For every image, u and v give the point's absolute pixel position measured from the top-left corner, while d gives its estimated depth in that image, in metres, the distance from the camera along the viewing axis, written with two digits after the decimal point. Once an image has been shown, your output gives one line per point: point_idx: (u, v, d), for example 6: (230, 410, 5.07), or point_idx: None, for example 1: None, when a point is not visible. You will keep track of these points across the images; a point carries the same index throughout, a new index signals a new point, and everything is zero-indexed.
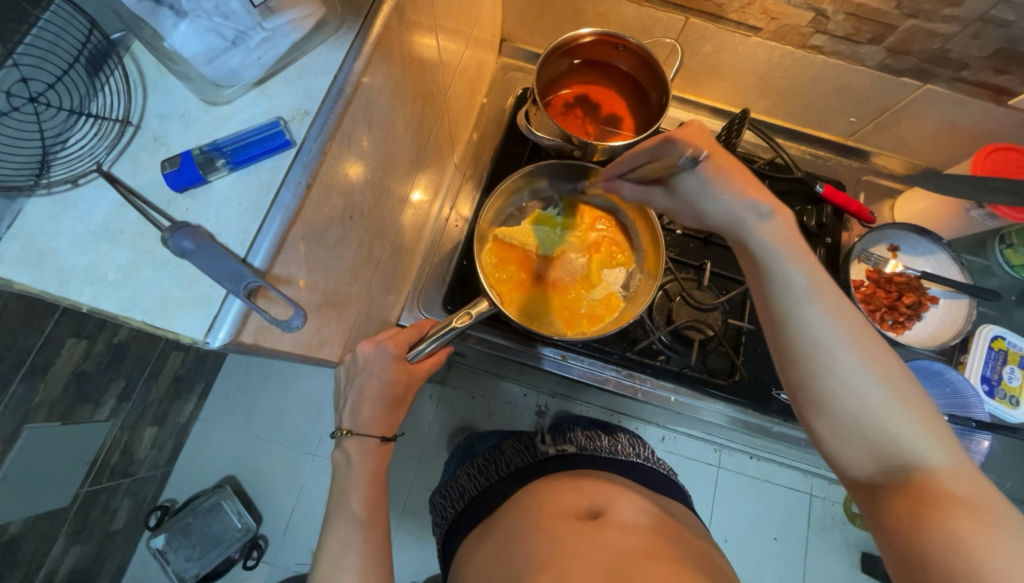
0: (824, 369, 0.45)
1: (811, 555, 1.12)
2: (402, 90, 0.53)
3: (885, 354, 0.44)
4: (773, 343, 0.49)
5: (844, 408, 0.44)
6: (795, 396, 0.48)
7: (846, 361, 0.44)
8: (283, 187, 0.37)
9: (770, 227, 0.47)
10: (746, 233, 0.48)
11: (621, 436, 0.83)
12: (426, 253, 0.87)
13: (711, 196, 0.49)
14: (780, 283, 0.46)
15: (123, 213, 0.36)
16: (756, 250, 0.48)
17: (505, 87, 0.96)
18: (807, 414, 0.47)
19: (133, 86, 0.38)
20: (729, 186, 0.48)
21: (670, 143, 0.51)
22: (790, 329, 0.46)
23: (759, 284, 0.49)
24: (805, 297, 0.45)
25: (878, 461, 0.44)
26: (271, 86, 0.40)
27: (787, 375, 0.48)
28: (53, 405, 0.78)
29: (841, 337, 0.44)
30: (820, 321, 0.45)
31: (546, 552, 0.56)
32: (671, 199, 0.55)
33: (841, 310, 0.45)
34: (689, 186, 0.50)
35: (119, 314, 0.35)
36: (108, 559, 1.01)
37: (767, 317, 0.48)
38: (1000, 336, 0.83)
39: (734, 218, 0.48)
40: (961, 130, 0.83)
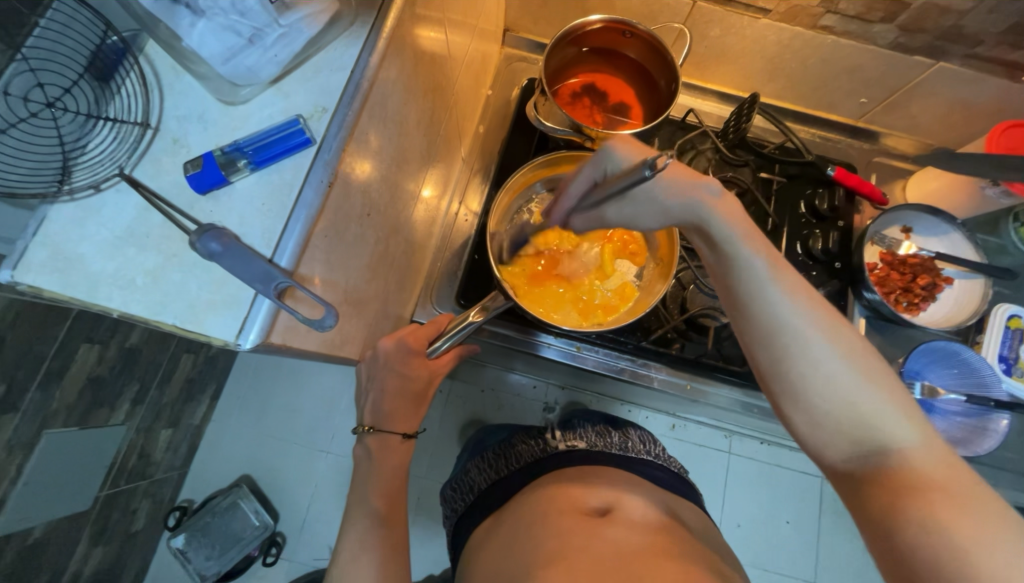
0: (790, 353, 0.44)
1: (823, 537, 1.13)
2: (413, 85, 0.52)
3: (849, 334, 0.44)
4: (740, 330, 0.48)
5: (812, 392, 0.44)
6: (766, 385, 0.47)
7: (811, 342, 0.44)
8: (305, 186, 0.37)
9: (727, 213, 0.47)
10: (704, 218, 0.47)
11: (632, 432, 0.81)
12: (437, 248, 0.86)
13: (665, 192, 0.46)
14: (741, 268, 0.46)
15: (148, 217, 0.36)
16: (716, 236, 0.47)
17: (509, 78, 0.95)
18: (778, 400, 0.47)
19: (150, 88, 0.37)
20: (678, 178, 0.47)
21: (607, 154, 0.46)
22: (756, 315, 0.46)
23: (720, 271, 0.48)
24: (767, 281, 0.45)
25: (849, 445, 0.44)
26: (288, 83, 0.39)
27: (756, 364, 0.47)
28: (70, 410, 0.79)
29: (807, 320, 0.44)
30: (783, 303, 0.45)
31: (554, 547, 0.56)
32: (625, 211, 0.48)
33: (801, 293, 0.45)
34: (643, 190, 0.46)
35: (150, 318, 0.35)
36: (130, 560, 1.03)
37: (731, 304, 0.48)
38: (1016, 314, 0.83)
39: (691, 207, 0.47)
40: (975, 108, 0.82)
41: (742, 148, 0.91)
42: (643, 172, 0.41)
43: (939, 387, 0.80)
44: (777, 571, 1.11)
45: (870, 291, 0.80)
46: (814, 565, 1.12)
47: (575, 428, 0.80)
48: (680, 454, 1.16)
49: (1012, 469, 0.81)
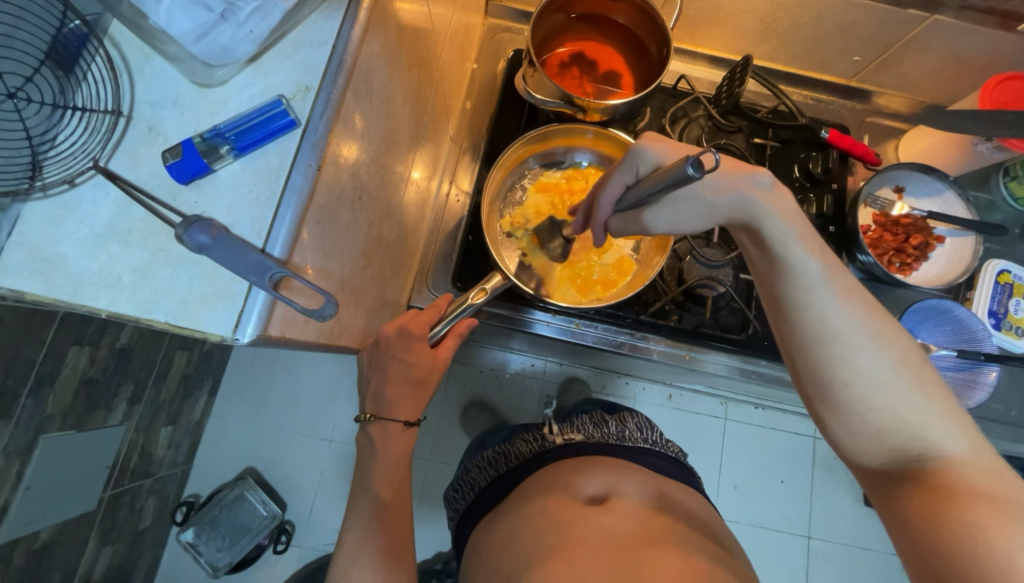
0: (836, 352, 0.45)
1: (817, 493, 1.16)
2: (398, 60, 0.50)
3: (902, 345, 0.44)
4: (783, 329, 0.49)
5: (858, 397, 0.44)
6: (807, 382, 0.48)
7: (858, 344, 0.44)
8: (293, 170, 0.35)
9: (790, 214, 0.47)
10: (761, 219, 0.48)
11: (629, 419, 0.79)
12: (430, 231, 0.85)
13: (714, 192, 0.48)
14: (791, 268, 0.46)
15: (128, 211, 0.34)
16: (768, 236, 0.47)
17: (494, 50, 0.92)
18: (817, 398, 0.47)
19: (118, 72, 0.35)
20: (727, 175, 0.48)
21: (638, 154, 0.47)
22: (802, 318, 0.46)
23: (768, 272, 0.49)
24: (818, 284, 0.45)
25: (889, 448, 0.44)
26: (266, 61, 0.37)
27: (797, 361, 0.48)
28: (65, 413, 0.78)
29: (856, 324, 0.44)
30: (833, 304, 0.45)
31: (553, 539, 0.57)
32: (665, 212, 0.50)
33: (853, 299, 0.45)
34: (688, 192, 0.48)
35: (141, 316, 0.33)
36: (140, 556, 1.03)
37: (777, 305, 0.49)
38: (1006, 270, 0.84)
39: (744, 204, 0.48)
40: (968, 62, 0.81)
41: (735, 114, 0.89)
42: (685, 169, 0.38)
43: (932, 344, 0.81)
44: (773, 529, 1.15)
45: (864, 254, 0.81)
46: (809, 520, 1.16)
47: (573, 422, 0.80)
48: (679, 422, 1.18)
49: (1000, 418, 0.84)
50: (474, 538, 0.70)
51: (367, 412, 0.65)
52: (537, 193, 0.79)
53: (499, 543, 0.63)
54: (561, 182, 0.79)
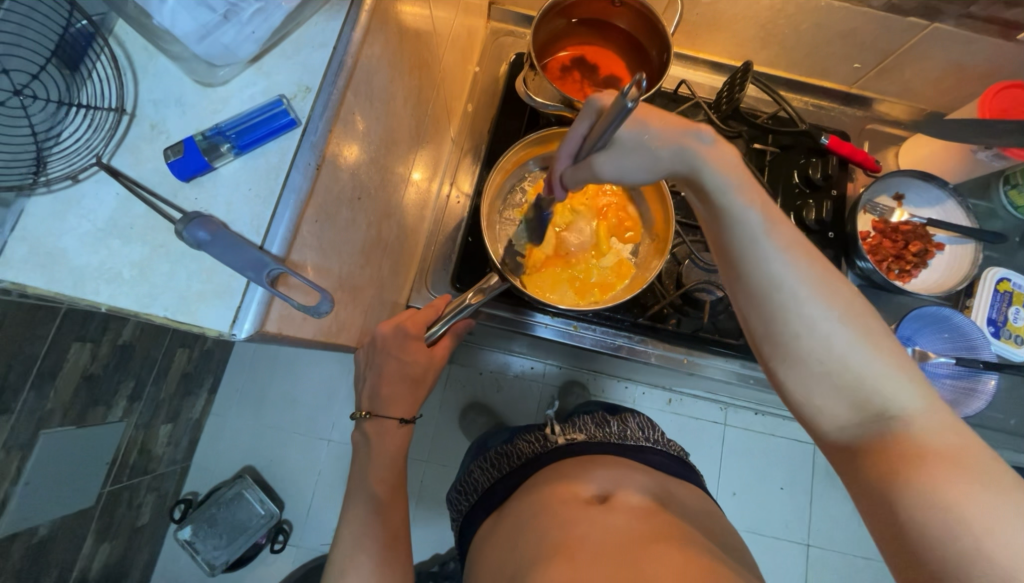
0: (787, 311, 0.41)
1: (816, 500, 1.16)
2: (399, 62, 0.50)
3: (851, 297, 0.41)
4: (735, 289, 0.45)
5: (810, 354, 0.41)
6: (761, 345, 0.44)
7: (810, 300, 0.40)
8: (293, 169, 0.36)
9: (722, 159, 0.42)
10: (694, 165, 0.42)
11: (630, 419, 0.80)
12: (430, 232, 0.85)
13: (658, 137, 0.42)
14: (734, 225, 0.42)
15: (129, 207, 0.34)
16: (708, 190, 0.43)
17: (496, 53, 0.92)
18: (772, 361, 0.44)
19: (122, 71, 0.36)
20: (668, 125, 0.42)
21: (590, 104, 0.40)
22: (749, 271, 0.42)
23: (713, 226, 0.45)
24: (762, 236, 0.41)
25: (845, 411, 0.41)
26: (268, 62, 0.37)
27: (751, 323, 0.44)
28: (66, 409, 0.78)
29: (802, 277, 0.41)
30: (780, 259, 0.41)
31: (558, 536, 0.57)
32: (617, 168, 0.43)
33: (800, 249, 0.41)
34: (630, 136, 0.42)
35: (140, 311, 0.34)
36: (137, 553, 1.04)
37: (724, 260, 0.45)
38: (1005, 278, 0.84)
39: (684, 156, 0.42)
40: (968, 70, 0.81)
41: (735, 119, 0.89)
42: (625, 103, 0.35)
43: (930, 352, 0.81)
44: (771, 535, 1.15)
45: (863, 260, 0.80)
46: (807, 527, 1.15)
47: (574, 422, 0.81)
48: (677, 427, 1.18)
49: (999, 427, 0.84)
50: (477, 541, 0.71)
51: (363, 410, 0.66)
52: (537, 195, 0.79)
53: (499, 546, 0.63)
54: None
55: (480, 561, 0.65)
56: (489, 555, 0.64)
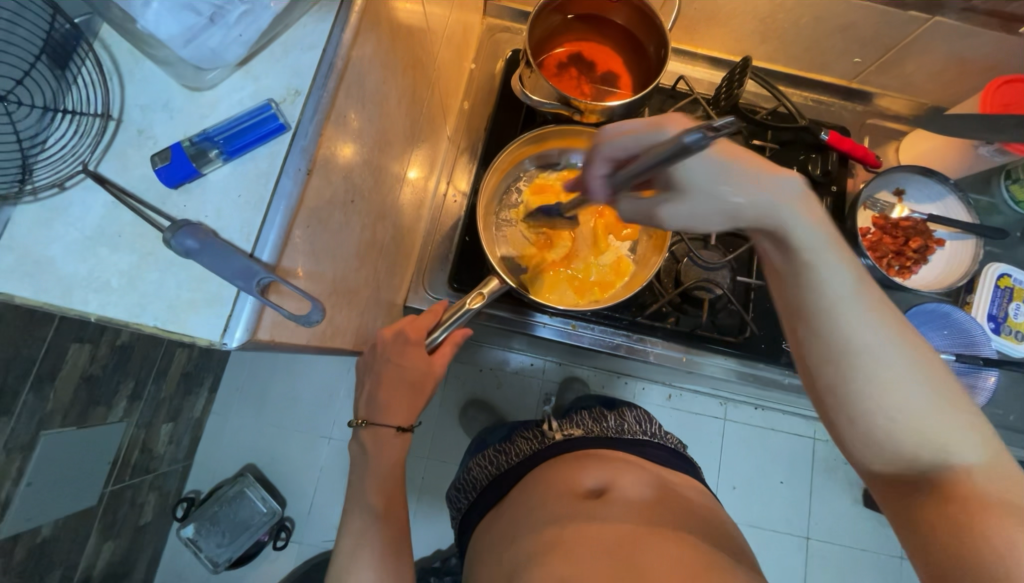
0: (862, 372, 0.41)
1: (815, 494, 1.16)
2: (391, 62, 0.50)
3: (925, 352, 0.41)
4: (803, 342, 0.44)
5: (879, 408, 0.41)
6: (824, 397, 0.44)
7: (887, 364, 0.40)
8: (283, 174, 0.35)
9: (809, 208, 0.41)
10: (774, 211, 0.40)
11: (627, 413, 0.78)
12: (427, 231, 0.85)
13: (743, 178, 0.40)
14: (817, 283, 0.41)
15: (117, 215, 0.34)
16: (794, 244, 0.41)
17: (492, 50, 0.91)
18: (833, 412, 0.44)
19: (107, 76, 0.35)
20: (750, 168, 0.41)
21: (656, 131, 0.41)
22: (819, 320, 0.41)
23: (784, 274, 0.43)
24: (845, 296, 0.40)
25: (905, 459, 0.42)
26: (256, 65, 0.37)
27: (815, 375, 0.44)
28: (67, 410, 0.78)
29: (885, 338, 0.40)
30: (862, 321, 0.40)
31: (551, 535, 0.57)
32: (681, 207, 0.43)
33: (883, 310, 0.40)
34: (698, 166, 0.41)
35: (129, 321, 0.33)
36: (140, 552, 1.04)
37: (791, 307, 0.43)
38: (1006, 274, 0.83)
39: (768, 208, 0.41)
40: (969, 64, 0.80)
41: (734, 115, 0.89)
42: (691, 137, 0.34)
43: (931, 348, 0.80)
44: (771, 529, 1.15)
45: (863, 257, 0.80)
46: (806, 521, 1.16)
47: (572, 417, 0.79)
48: (677, 422, 1.18)
49: (999, 422, 0.83)
50: (476, 539, 0.70)
51: (360, 417, 0.65)
52: (532, 195, 0.79)
53: (496, 544, 0.63)
54: (557, 182, 0.79)
55: (478, 559, 0.66)
56: (487, 554, 0.64)
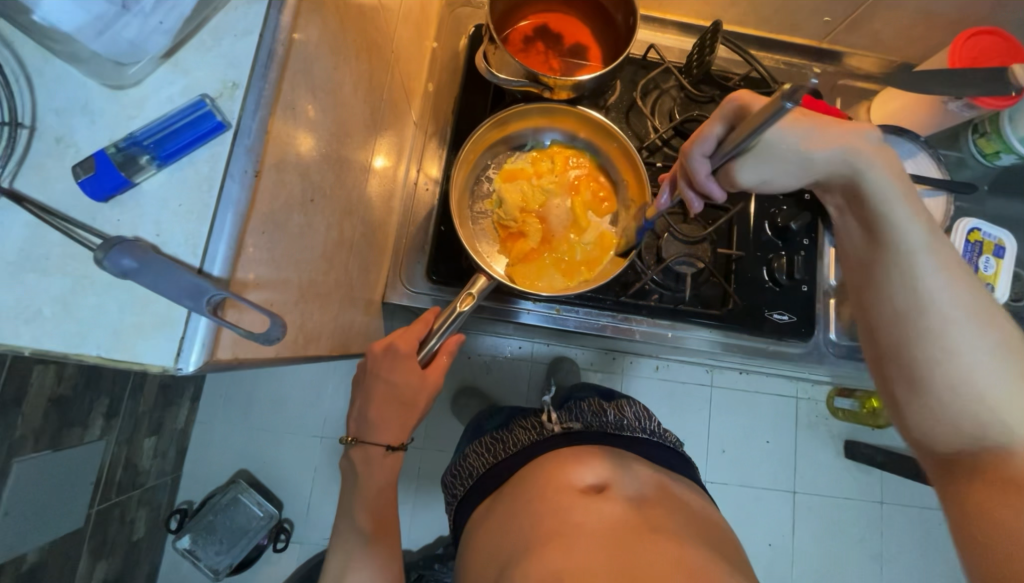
0: (927, 323, 0.44)
1: (800, 450, 1.20)
2: (343, 44, 0.46)
3: (994, 323, 0.44)
4: (872, 291, 0.48)
5: (943, 365, 0.44)
6: (884, 346, 0.47)
7: (953, 317, 0.43)
8: (228, 178, 0.32)
9: (893, 171, 0.45)
10: (859, 171, 0.45)
11: (627, 407, 0.76)
12: (401, 222, 0.82)
13: (837, 147, 0.45)
14: (893, 236, 0.45)
15: (42, 236, 0.30)
16: (871, 197, 0.45)
17: (454, 26, 0.87)
18: (892, 364, 0.47)
19: (13, 78, 0.31)
20: (830, 133, 0.45)
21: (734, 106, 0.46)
22: (889, 277, 0.46)
23: (864, 239, 0.48)
24: (919, 249, 0.44)
25: (961, 424, 0.44)
26: (184, 56, 0.33)
27: (879, 324, 0.47)
28: (38, 434, 0.74)
29: (951, 293, 0.44)
30: (932, 273, 0.44)
31: (551, 525, 0.57)
32: (759, 169, 0.47)
33: (953, 269, 0.44)
34: (781, 136, 0.45)
35: (70, 351, 0.31)
36: (136, 568, 1.01)
37: (867, 271, 0.48)
38: (977, 228, 0.85)
39: (849, 162, 0.45)
40: (937, 17, 0.80)
41: (707, 84, 0.87)
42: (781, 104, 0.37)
43: None
44: (761, 487, 1.19)
45: None
46: (793, 477, 1.19)
47: (571, 409, 0.78)
48: (666, 393, 1.20)
49: None
50: (473, 525, 0.70)
51: (350, 435, 0.64)
52: (504, 182, 0.76)
53: (490, 533, 0.63)
54: (527, 167, 0.77)
55: (472, 551, 0.65)
56: (484, 538, 0.64)
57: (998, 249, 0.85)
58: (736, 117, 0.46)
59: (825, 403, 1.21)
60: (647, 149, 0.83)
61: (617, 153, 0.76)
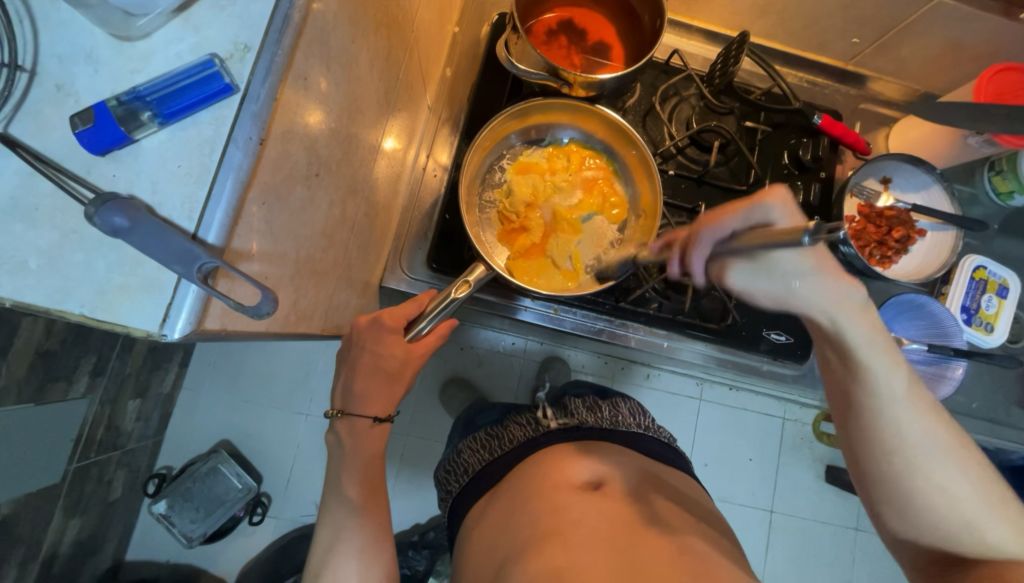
0: (910, 462, 0.44)
1: (782, 471, 1.20)
2: (362, 18, 0.45)
3: (971, 452, 0.45)
4: (850, 422, 0.47)
5: (928, 501, 0.44)
6: (869, 475, 0.47)
7: (930, 456, 0.44)
8: (231, 144, 0.31)
9: (867, 321, 0.43)
10: (839, 326, 0.43)
11: (622, 405, 0.78)
12: (405, 207, 0.80)
13: (828, 293, 0.42)
14: (869, 381, 0.44)
15: (33, 184, 0.29)
16: (849, 342, 0.44)
17: (478, 13, 0.85)
18: (877, 489, 0.47)
19: (15, 17, 0.29)
20: (831, 277, 0.41)
21: (763, 207, 0.38)
22: (873, 425, 0.45)
23: (841, 373, 0.46)
24: (894, 394, 0.44)
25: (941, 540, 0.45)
26: (197, 12, 0.32)
27: (860, 454, 0.47)
28: (22, 386, 0.73)
29: (929, 434, 0.44)
30: (911, 417, 0.44)
31: (549, 522, 0.56)
32: (753, 280, 0.42)
33: (926, 409, 0.44)
34: (792, 265, 0.40)
35: (51, 308, 0.29)
36: (110, 528, 1.00)
37: (848, 404, 0.47)
38: (983, 266, 0.84)
39: (828, 311, 0.43)
40: (965, 50, 0.78)
41: (727, 95, 0.86)
42: (801, 236, 0.33)
43: (903, 338, 0.82)
44: (738, 503, 1.19)
45: (846, 246, 0.80)
46: (773, 496, 1.20)
47: (565, 405, 0.78)
48: (655, 402, 1.20)
49: (962, 408, 0.87)
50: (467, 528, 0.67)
51: (337, 408, 0.63)
52: (516, 173, 0.75)
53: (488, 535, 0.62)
54: (541, 162, 0.76)
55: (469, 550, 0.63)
56: (477, 538, 0.63)
57: (1001, 289, 0.85)
58: (758, 222, 0.39)
59: (811, 426, 1.21)
60: (661, 156, 0.82)
61: (634, 162, 0.76)
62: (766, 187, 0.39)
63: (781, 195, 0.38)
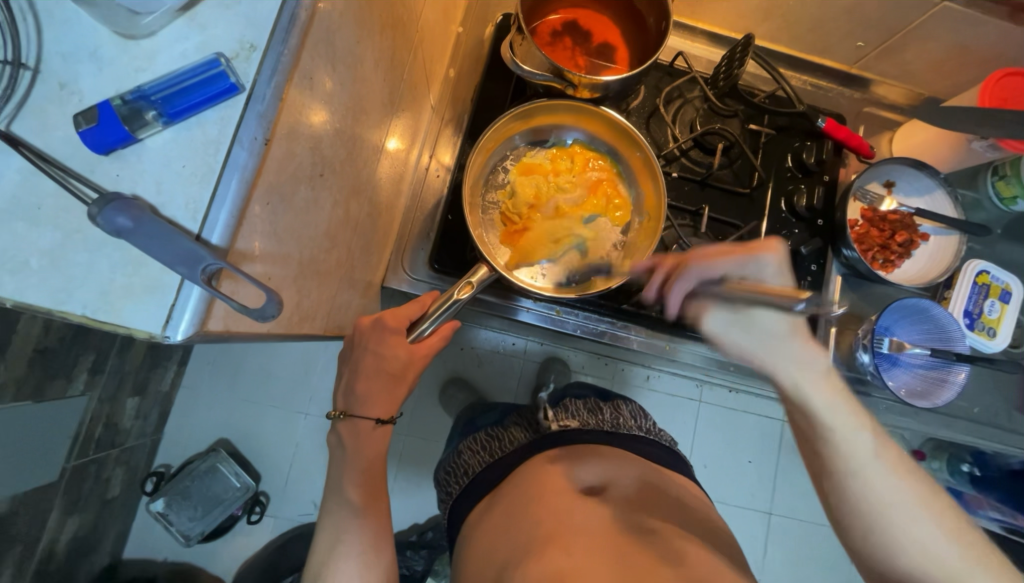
0: (894, 531, 0.42)
1: (781, 473, 1.20)
2: (368, 17, 0.44)
3: (966, 526, 0.42)
4: (829, 493, 0.46)
5: (921, 574, 0.41)
6: (857, 546, 0.45)
7: (917, 527, 0.42)
8: (236, 144, 0.31)
9: (825, 383, 0.45)
10: (797, 386, 0.46)
11: (623, 407, 0.79)
12: (408, 207, 0.80)
13: (790, 351, 0.46)
14: (839, 444, 0.44)
15: (36, 183, 0.29)
16: (809, 403, 0.45)
17: (482, 13, 0.85)
18: (866, 559, 0.44)
19: (19, 15, 0.29)
20: (786, 334, 0.47)
21: (757, 261, 0.46)
22: (851, 493, 0.44)
23: (811, 441, 0.46)
24: (869, 460, 0.43)
25: None
26: (202, 10, 0.31)
27: (844, 524, 0.45)
28: (20, 383, 0.72)
29: (910, 503, 0.42)
30: (887, 485, 0.43)
31: (549, 527, 0.56)
32: (730, 328, 0.48)
33: (907, 478, 0.43)
34: (766, 318, 0.47)
35: (54, 308, 0.29)
36: (107, 526, 0.99)
37: (824, 475, 0.46)
38: (986, 271, 0.84)
39: (786, 369, 0.46)
40: (971, 54, 0.78)
41: (732, 97, 0.85)
42: (794, 299, 0.42)
43: (906, 342, 0.82)
44: (737, 505, 1.18)
45: (849, 249, 0.80)
46: (771, 499, 1.19)
47: (566, 407, 0.78)
48: (654, 404, 1.19)
49: (963, 413, 0.87)
50: (468, 527, 0.66)
51: (339, 409, 0.63)
52: (520, 174, 0.75)
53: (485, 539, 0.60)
54: (545, 163, 0.76)
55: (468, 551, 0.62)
56: (476, 539, 0.62)
57: (1004, 294, 0.84)
58: (757, 276, 0.47)
59: None
60: (665, 157, 0.82)
61: (639, 164, 0.76)
62: (763, 244, 0.47)
63: (775, 249, 0.46)
